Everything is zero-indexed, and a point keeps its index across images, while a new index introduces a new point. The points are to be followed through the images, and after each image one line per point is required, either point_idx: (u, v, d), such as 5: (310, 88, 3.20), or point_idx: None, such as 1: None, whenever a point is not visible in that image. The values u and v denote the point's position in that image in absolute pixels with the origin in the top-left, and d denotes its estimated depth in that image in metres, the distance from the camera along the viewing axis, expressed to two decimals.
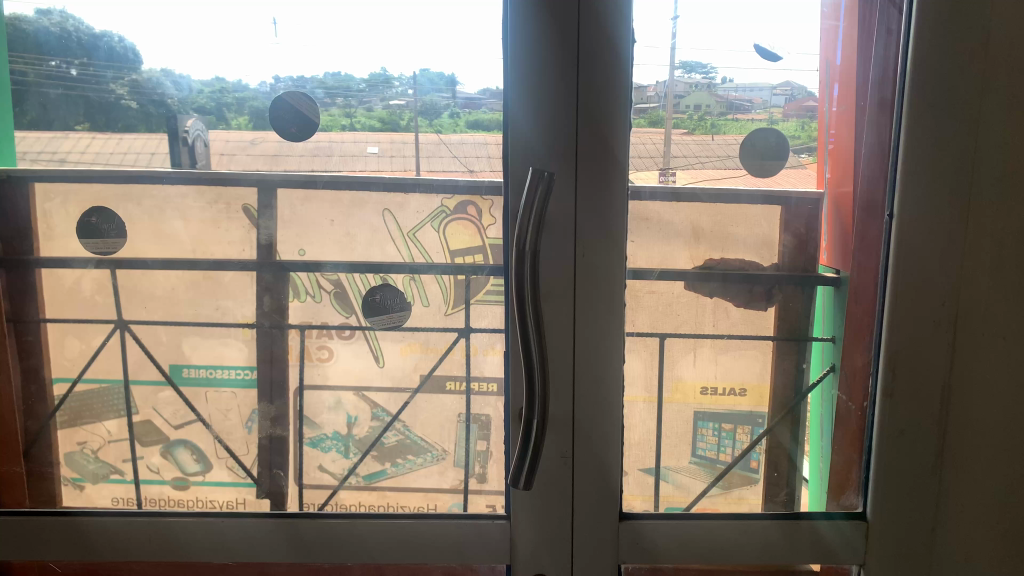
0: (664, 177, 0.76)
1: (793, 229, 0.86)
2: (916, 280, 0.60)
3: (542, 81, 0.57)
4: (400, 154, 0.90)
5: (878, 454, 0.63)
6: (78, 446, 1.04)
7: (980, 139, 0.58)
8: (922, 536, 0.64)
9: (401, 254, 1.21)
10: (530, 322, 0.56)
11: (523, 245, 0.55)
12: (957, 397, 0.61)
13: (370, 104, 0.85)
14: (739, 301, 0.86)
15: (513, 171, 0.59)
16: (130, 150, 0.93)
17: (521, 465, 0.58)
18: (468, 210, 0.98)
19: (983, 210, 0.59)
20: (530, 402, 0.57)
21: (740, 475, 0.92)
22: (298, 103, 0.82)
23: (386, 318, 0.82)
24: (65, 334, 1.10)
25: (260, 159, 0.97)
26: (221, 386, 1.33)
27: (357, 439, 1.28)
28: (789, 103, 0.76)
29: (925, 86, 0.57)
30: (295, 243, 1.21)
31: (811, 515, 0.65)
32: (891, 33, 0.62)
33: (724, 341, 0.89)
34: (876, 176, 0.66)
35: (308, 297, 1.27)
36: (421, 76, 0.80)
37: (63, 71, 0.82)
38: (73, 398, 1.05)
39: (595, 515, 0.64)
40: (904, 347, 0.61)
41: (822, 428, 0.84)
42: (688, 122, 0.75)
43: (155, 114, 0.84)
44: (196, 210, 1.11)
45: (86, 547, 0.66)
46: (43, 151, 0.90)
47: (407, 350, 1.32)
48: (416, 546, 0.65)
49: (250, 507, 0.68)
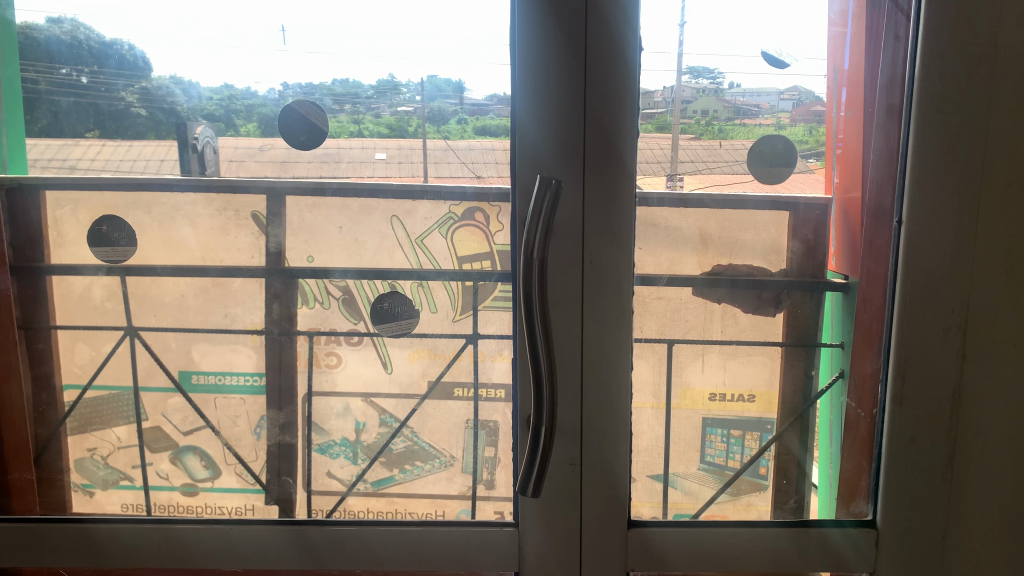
0: (671, 183, 0.80)
1: (800, 236, 0.88)
2: (925, 286, 0.60)
3: (549, 90, 0.57)
4: (407, 160, 0.88)
5: (888, 462, 0.62)
6: (88, 453, 1.04)
7: (991, 143, 0.58)
8: (933, 545, 0.63)
9: (409, 260, 1.20)
10: (538, 327, 0.56)
11: (531, 252, 0.55)
12: (967, 403, 0.61)
13: (378, 110, 0.83)
14: (747, 306, 0.89)
15: (520, 177, 0.59)
16: (141, 157, 0.95)
17: (529, 473, 0.57)
18: (476, 216, 1.04)
19: (993, 216, 0.58)
20: (537, 408, 0.57)
21: (749, 482, 0.96)
22: (308, 112, 0.83)
23: (394, 326, 0.82)
24: (75, 342, 1.13)
25: (268, 165, 1.05)
26: (231, 393, 1.26)
27: (365, 446, 1.37)
28: (796, 108, 0.74)
29: (932, 93, 0.57)
30: (304, 250, 1.29)
31: (822, 523, 0.64)
32: (898, 39, 0.62)
33: (731, 346, 0.93)
34: (885, 181, 0.65)
35: (318, 303, 1.35)
36: (429, 82, 0.80)
37: (74, 79, 0.78)
38: (83, 405, 1.06)
39: (605, 523, 0.64)
40: (915, 354, 0.61)
41: (833, 433, 0.81)
42: (694, 127, 0.77)
43: (164, 121, 0.88)
44: (206, 217, 1.18)
45: (97, 554, 0.66)
46: (54, 158, 0.87)
47: (414, 356, 1.33)
48: (424, 552, 0.65)
49: (259, 513, 0.68)
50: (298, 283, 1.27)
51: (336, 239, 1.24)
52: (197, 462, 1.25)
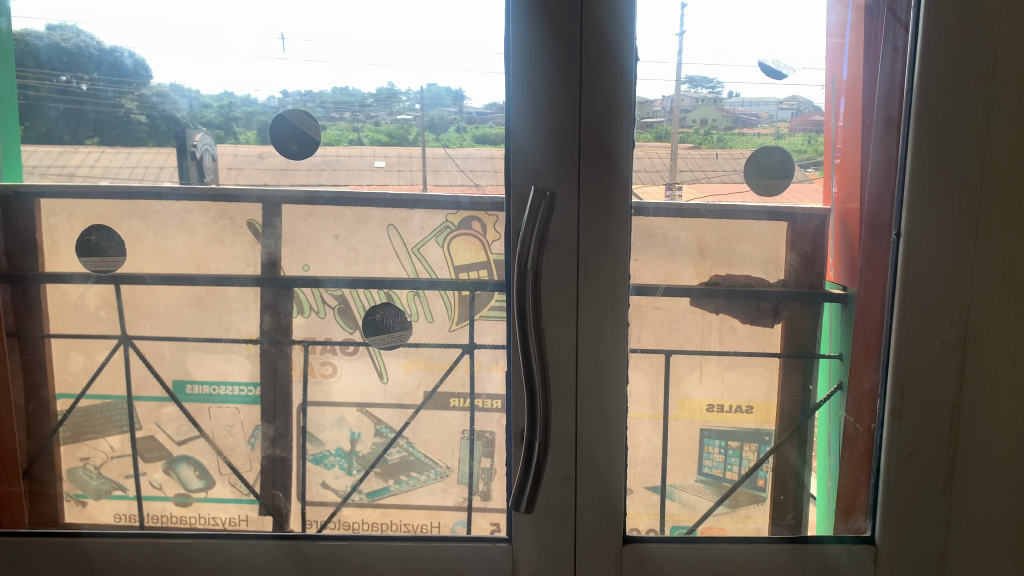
0: (670, 192, 0.75)
1: (798, 248, 0.86)
2: (924, 299, 0.59)
3: (546, 99, 0.57)
4: (407, 168, 0.95)
5: (885, 478, 0.62)
6: (81, 462, 1.03)
7: (989, 155, 0.57)
8: (932, 562, 0.62)
9: (405, 270, 1.16)
10: (532, 342, 0.56)
11: (525, 263, 0.54)
12: (967, 418, 0.60)
13: (377, 118, 0.87)
14: (744, 316, 0.87)
15: (514, 187, 0.58)
16: (140, 164, 0.94)
17: (523, 486, 0.57)
18: (472, 225, 0.98)
19: (992, 228, 0.58)
20: (531, 423, 0.56)
21: (746, 493, 0.89)
22: (300, 122, 0.80)
23: (385, 337, 0.80)
24: (69, 350, 1.03)
25: (266, 172, 1.01)
26: (226, 403, 1.29)
27: (361, 457, 1.39)
28: (794, 117, 0.75)
29: (931, 105, 0.57)
30: (300, 259, 1.24)
31: (821, 539, 0.64)
32: (897, 50, 0.61)
33: (729, 356, 0.84)
34: (884, 193, 0.65)
35: (313, 312, 1.31)
36: (428, 90, 0.81)
37: (73, 86, 0.81)
38: (77, 414, 1.03)
39: (599, 539, 0.63)
40: (913, 367, 0.60)
41: (830, 445, 0.80)
42: (694, 137, 0.74)
43: (163, 129, 0.86)
44: (199, 227, 1.16)
45: (90, 569, 0.65)
46: (53, 165, 0.88)
47: (410, 365, 1.32)
48: (420, 568, 0.64)
49: (251, 527, 0.68)
50: (292, 292, 1.26)
51: (330, 249, 1.20)
52: (191, 472, 1.16)
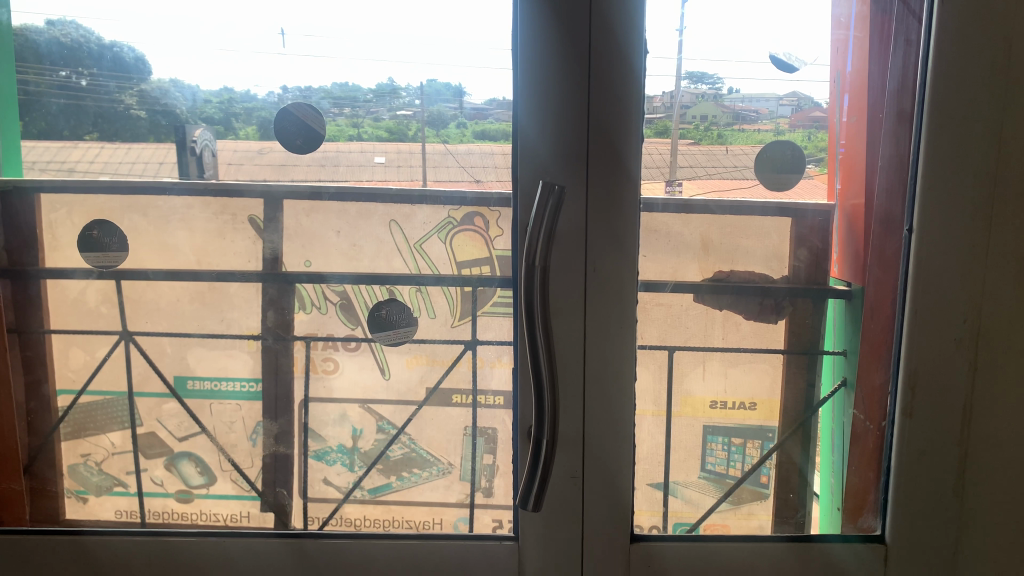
0: (671, 188, 0.74)
1: (808, 244, 0.84)
2: (936, 296, 0.59)
3: (557, 93, 0.56)
4: (408, 164, 0.92)
5: (896, 476, 0.61)
6: (82, 458, 0.99)
7: (1003, 150, 0.57)
8: (943, 561, 0.62)
9: (407, 264, 1.20)
10: (540, 339, 0.55)
11: (533, 259, 0.54)
12: (978, 415, 0.60)
13: (377, 114, 0.84)
14: (750, 314, 0.84)
15: (523, 183, 0.58)
16: (140, 160, 0.91)
17: (530, 486, 0.56)
18: (475, 221, 0.93)
19: (1005, 223, 0.58)
20: (539, 421, 0.56)
21: (750, 491, 0.87)
22: (304, 116, 0.78)
23: (392, 334, 0.79)
24: (70, 346, 1.05)
25: (267, 168, 1.00)
26: (226, 399, 1.35)
27: (363, 453, 1.36)
28: (794, 113, 0.75)
29: (945, 99, 0.56)
30: (301, 255, 1.25)
31: (825, 537, 0.64)
32: (910, 43, 0.61)
33: (733, 354, 0.84)
34: (895, 189, 0.64)
35: (313, 307, 1.32)
36: (428, 86, 0.80)
37: (72, 82, 0.80)
38: (78, 410, 0.99)
39: (607, 536, 0.63)
40: (924, 364, 0.60)
41: (833, 440, 0.80)
42: (694, 133, 0.73)
43: (163, 124, 0.84)
44: (201, 221, 1.13)
45: (92, 566, 0.65)
46: (54, 160, 0.85)
47: (412, 362, 1.36)
48: (424, 567, 0.64)
49: (255, 525, 0.67)
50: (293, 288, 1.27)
51: (333, 245, 1.29)
52: (192, 470, 1.16)
